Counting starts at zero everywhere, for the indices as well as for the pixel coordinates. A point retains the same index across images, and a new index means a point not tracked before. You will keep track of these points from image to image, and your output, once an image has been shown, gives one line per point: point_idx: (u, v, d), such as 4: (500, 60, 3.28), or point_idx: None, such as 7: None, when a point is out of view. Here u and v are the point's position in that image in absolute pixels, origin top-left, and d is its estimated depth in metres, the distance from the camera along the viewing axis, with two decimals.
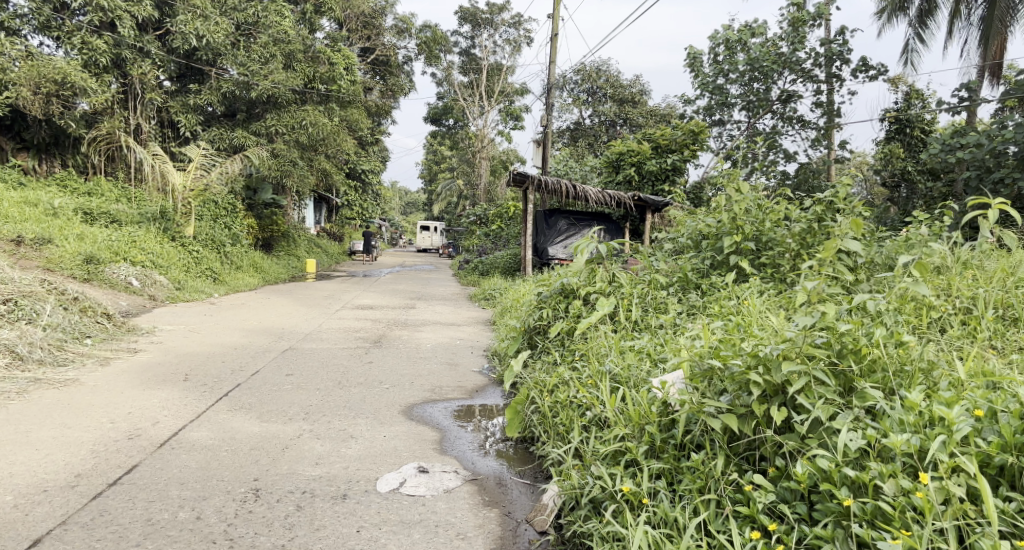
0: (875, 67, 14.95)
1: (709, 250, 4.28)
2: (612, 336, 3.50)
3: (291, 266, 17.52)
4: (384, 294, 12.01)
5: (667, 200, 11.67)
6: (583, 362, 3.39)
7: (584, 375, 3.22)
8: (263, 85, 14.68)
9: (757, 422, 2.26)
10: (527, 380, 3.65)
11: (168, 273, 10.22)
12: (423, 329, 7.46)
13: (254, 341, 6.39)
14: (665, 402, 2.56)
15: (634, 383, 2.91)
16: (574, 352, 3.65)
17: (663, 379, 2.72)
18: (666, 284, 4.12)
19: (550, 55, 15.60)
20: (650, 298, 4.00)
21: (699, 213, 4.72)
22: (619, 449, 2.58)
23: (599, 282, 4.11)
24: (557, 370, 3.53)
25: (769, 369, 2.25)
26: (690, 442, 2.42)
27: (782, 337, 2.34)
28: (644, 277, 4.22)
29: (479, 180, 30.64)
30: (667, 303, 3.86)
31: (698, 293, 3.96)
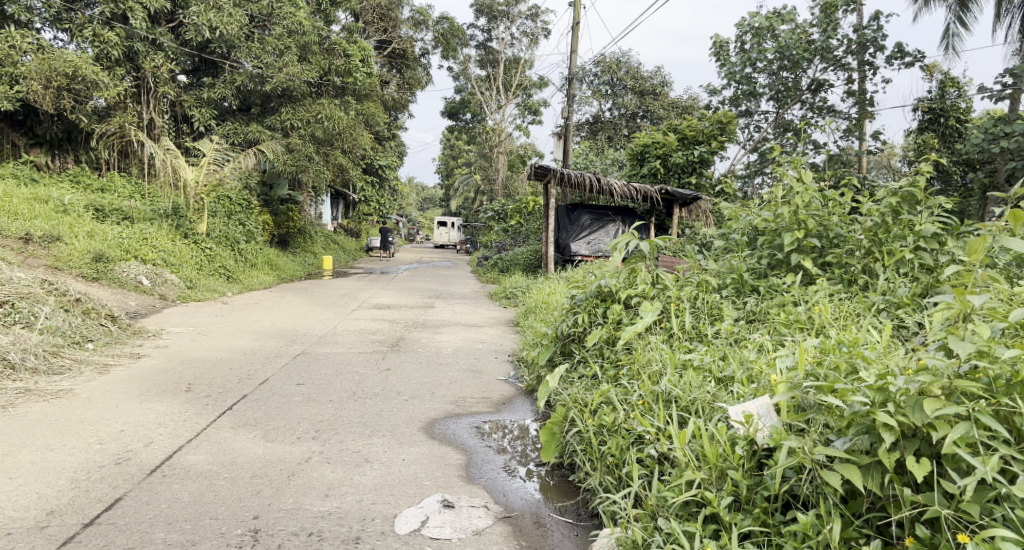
0: (912, 54, 14.22)
1: (766, 246, 3.81)
2: (665, 349, 3.06)
3: (307, 263, 17.29)
4: (402, 291, 11.67)
5: (695, 193, 11.13)
6: (631, 380, 2.97)
7: (636, 395, 2.80)
8: (277, 78, 14.39)
9: (886, 475, 1.87)
10: (563, 397, 3.22)
11: (180, 271, 9.97)
12: (442, 331, 7.06)
13: (265, 345, 6.05)
14: (751, 441, 2.16)
15: (701, 410, 2.49)
16: (618, 367, 3.21)
17: (743, 409, 2.30)
18: (719, 286, 3.66)
19: (571, 45, 15.11)
20: (701, 303, 3.55)
21: (753, 207, 4.22)
22: (692, 499, 2.16)
23: (642, 284, 3.66)
24: (599, 387, 3.10)
25: (902, 409, 1.86)
26: (789, 493, 2.03)
27: (919, 366, 1.94)
28: (691, 278, 3.75)
29: (496, 174, 30.25)
30: (723, 308, 3.42)
31: (756, 296, 3.50)
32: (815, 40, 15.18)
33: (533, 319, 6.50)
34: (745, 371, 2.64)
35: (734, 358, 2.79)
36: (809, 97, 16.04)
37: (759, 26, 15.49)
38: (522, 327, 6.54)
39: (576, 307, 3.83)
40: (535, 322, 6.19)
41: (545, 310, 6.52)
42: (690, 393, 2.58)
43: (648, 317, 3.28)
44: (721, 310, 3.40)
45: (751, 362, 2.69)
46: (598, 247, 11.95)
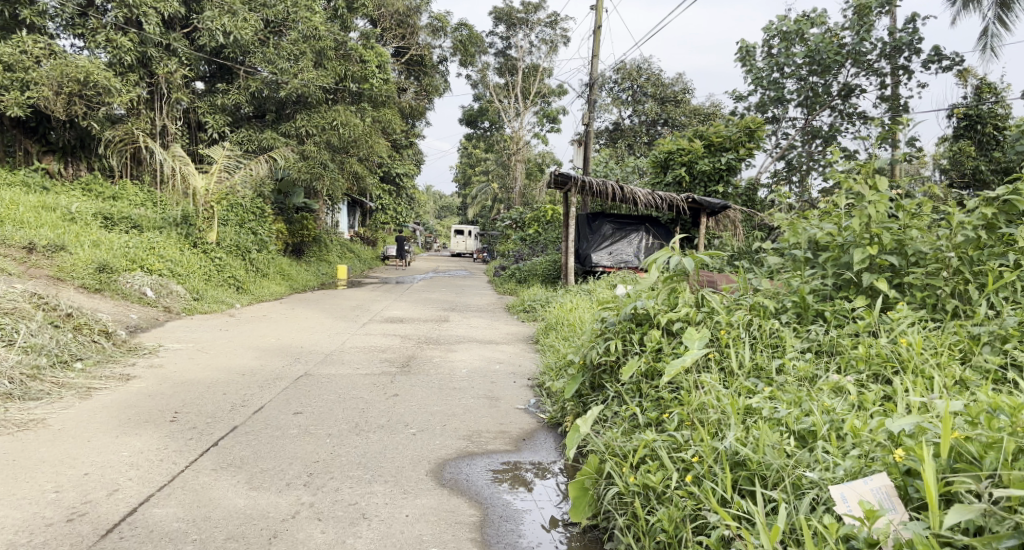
0: (950, 58, 13.50)
1: (827, 263, 3.31)
2: (723, 391, 2.59)
3: (321, 272, 17.02)
4: (416, 303, 11.26)
5: (724, 202, 10.56)
6: (682, 426, 2.51)
7: (690, 449, 2.34)
8: (292, 83, 14.15)
9: None
10: (596, 443, 2.76)
11: (187, 281, 9.69)
12: (457, 349, 6.58)
13: (268, 364, 5.65)
14: (876, 544, 1.75)
15: (787, 484, 2.04)
16: (662, 408, 2.74)
17: (856, 495, 1.86)
18: (776, 310, 3.18)
19: (592, 49, 14.67)
20: (757, 329, 3.06)
21: (811, 216, 3.69)
22: None
23: (684, 306, 3.15)
24: (639, 434, 2.64)
25: None
26: None
27: None
28: (741, 301, 3.26)
29: (514, 183, 29.89)
30: (785, 337, 2.94)
31: (821, 323, 3.02)
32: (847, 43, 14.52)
33: (555, 337, 6.00)
34: (829, 424, 2.21)
35: (811, 405, 2.33)
36: (839, 103, 15.42)
37: (787, 29, 14.89)
38: (543, 346, 6.04)
39: (607, 331, 3.35)
40: (558, 341, 5.68)
41: (569, 328, 6.03)
42: (763, 451, 2.13)
43: (694, 348, 2.82)
44: (782, 338, 2.94)
45: (840, 416, 2.23)
46: (620, 258, 11.34)
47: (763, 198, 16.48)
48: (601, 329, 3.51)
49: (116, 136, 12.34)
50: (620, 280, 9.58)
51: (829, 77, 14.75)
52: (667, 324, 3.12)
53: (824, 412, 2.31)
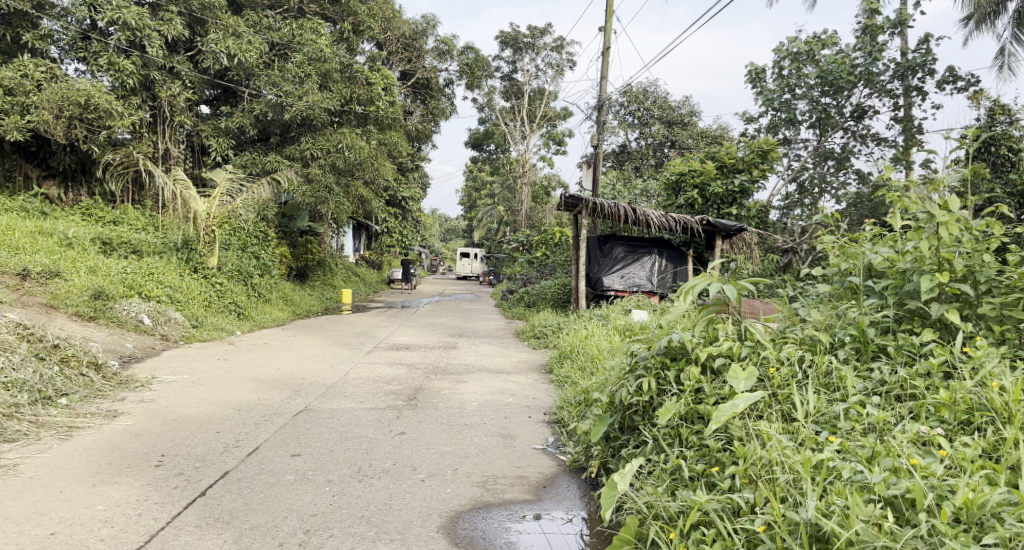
0: (966, 79, 13.25)
1: (884, 292, 3.00)
2: (790, 445, 2.31)
3: (325, 297, 16.77)
4: (422, 329, 10.93)
5: (741, 224, 10.23)
6: (742, 485, 2.23)
7: (759, 513, 2.07)
8: (296, 106, 14.06)
9: None
10: (640, 504, 2.45)
11: (186, 308, 9.47)
12: (466, 379, 6.22)
13: (267, 397, 5.32)
14: None
15: None
16: (712, 461, 2.43)
17: None
18: (833, 345, 2.88)
19: (600, 71, 14.52)
20: (813, 367, 2.76)
21: (865, 238, 3.34)
22: None
23: (726, 341, 2.80)
24: (688, 493, 2.33)
25: None
26: None
27: None
28: (787, 334, 2.96)
29: (520, 206, 29.73)
30: (846, 376, 2.66)
31: (885, 362, 2.75)
32: (860, 65, 14.26)
33: (572, 369, 5.63)
34: (931, 493, 1.97)
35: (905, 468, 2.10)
36: (852, 124, 15.17)
37: (798, 50, 14.72)
38: (558, 378, 5.67)
39: (636, 365, 3.02)
40: (575, 374, 5.31)
41: (587, 359, 5.66)
42: (857, 525, 1.87)
43: (741, 389, 2.52)
44: (841, 377, 2.68)
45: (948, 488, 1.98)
46: (633, 282, 11.04)
47: (775, 219, 16.18)
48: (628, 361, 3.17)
49: (117, 158, 12.21)
50: (634, 305, 9.22)
51: (842, 98, 14.50)
52: (706, 359, 2.78)
53: (920, 476, 2.07)
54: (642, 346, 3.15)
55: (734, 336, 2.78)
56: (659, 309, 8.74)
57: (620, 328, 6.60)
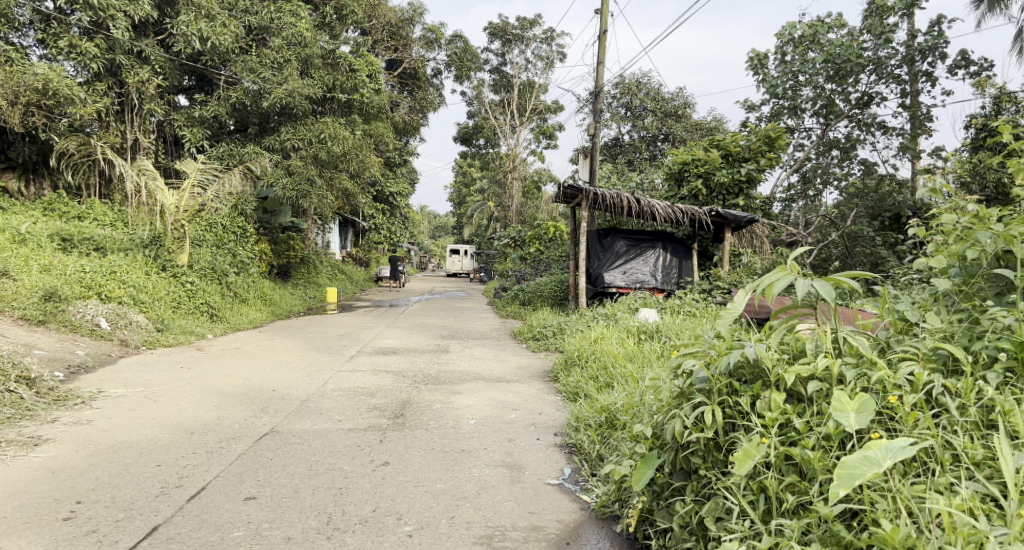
0: (979, 62, 12.46)
1: None
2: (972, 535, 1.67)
3: (308, 296, 15.97)
4: (411, 329, 10.19)
5: (752, 214, 9.51)
6: None
7: None
8: (275, 92, 13.31)
9: None
10: None
11: (150, 310, 8.72)
12: (461, 389, 5.44)
13: (229, 416, 4.55)
14: None
15: None
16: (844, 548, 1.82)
17: None
18: (976, 368, 2.18)
19: (597, 56, 13.80)
20: (958, 399, 2.06)
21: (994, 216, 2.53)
22: None
23: (825, 359, 2.09)
24: None
25: None
26: None
27: None
28: (898, 350, 2.31)
29: (510, 201, 29.00)
30: (1017, 416, 1.96)
31: None
32: (868, 48, 13.40)
33: (585, 380, 4.89)
34: None
35: None
36: (858, 112, 14.46)
37: (801, 34, 13.94)
38: (567, 389, 4.93)
39: (693, 384, 2.32)
40: (590, 388, 4.56)
41: (601, 369, 4.92)
42: None
43: (856, 427, 1.89)
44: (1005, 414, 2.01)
45: None
46: (635, 278, 10.28)
47: (779, 212, 15.55)
48: (675, 379, 2.47)
49: (74, 148, 11.28)
50: (640, 304, 8.51)
51: (847, 84, 13.78)
52: (793, 382, 2.13)
53: None
54: (695, 359, 2.43)
55: (831, 348, 2.11)
56: (668, 308, 8.04)
57: (635, 329, 5.86)
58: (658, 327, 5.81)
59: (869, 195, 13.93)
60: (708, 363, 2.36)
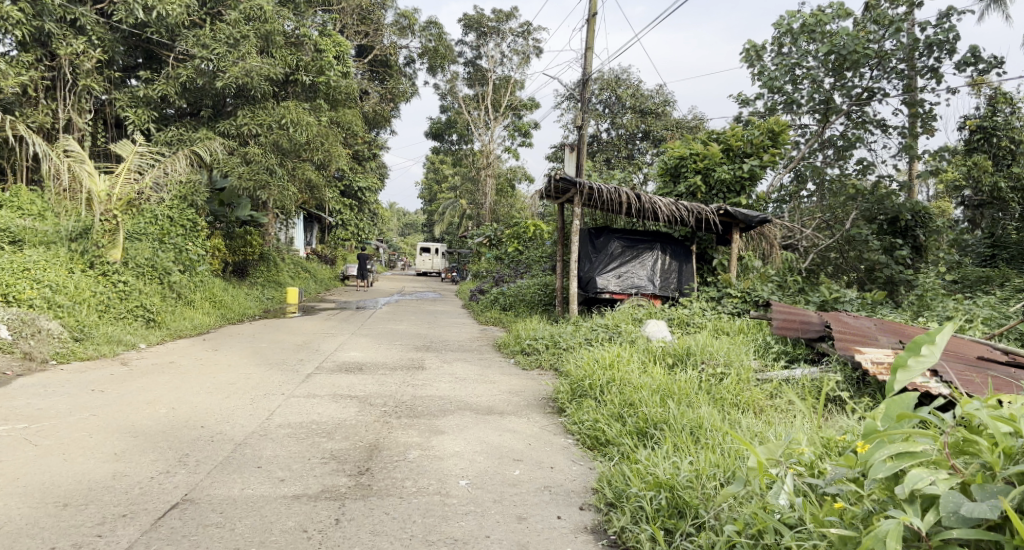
0: (989, 59, 11.73)
1: None
2: None
3: (266, 297, 14.61)
4: (379, 338, 8.98)
5: (765, 213, 8.56)
6: None
7: None
8: (230, 71, 11.97)
9: None
10: None
11: (69, 316, 7.37)
12: (444, 427, 4.29)
13: (131, 469, 3.35)
14: None
15: None
16: None
17: None
18: None
19: (585, 42, 12.78)
20: None
21: None
22: None
23: None
24: None
25: None
26: None
27: None
28: None
29: (483, 199, 27.88)
30: None
31: None
32: (875, 40, 12.58)
33: (607, 421, 3.80)
34: None
35: None
36: (857, 110, 13.69)
37: (803, 24, 13.07)
38: (584, 434, 3.83)
39: (950, 521, 1.69)
40: (620, 438, 3.48)
41: (628, 406, 3.85)
42: None
43: None
44: None
45: None
46: (631, 282, 9.23)
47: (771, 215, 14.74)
48: (898, 498, 1.88)
49: None
50: (643, 313, 7.47)
51: (849, 79, 12.99)
52: None
53: None
54: (930, 469, 1.86)
55: None
56: (677, 319, 7.02)
57: (659, 350, 4.78)
58: (685, 345, 4.75)
59: (867, 198, 13.26)
60: (966, 487, 1.76)
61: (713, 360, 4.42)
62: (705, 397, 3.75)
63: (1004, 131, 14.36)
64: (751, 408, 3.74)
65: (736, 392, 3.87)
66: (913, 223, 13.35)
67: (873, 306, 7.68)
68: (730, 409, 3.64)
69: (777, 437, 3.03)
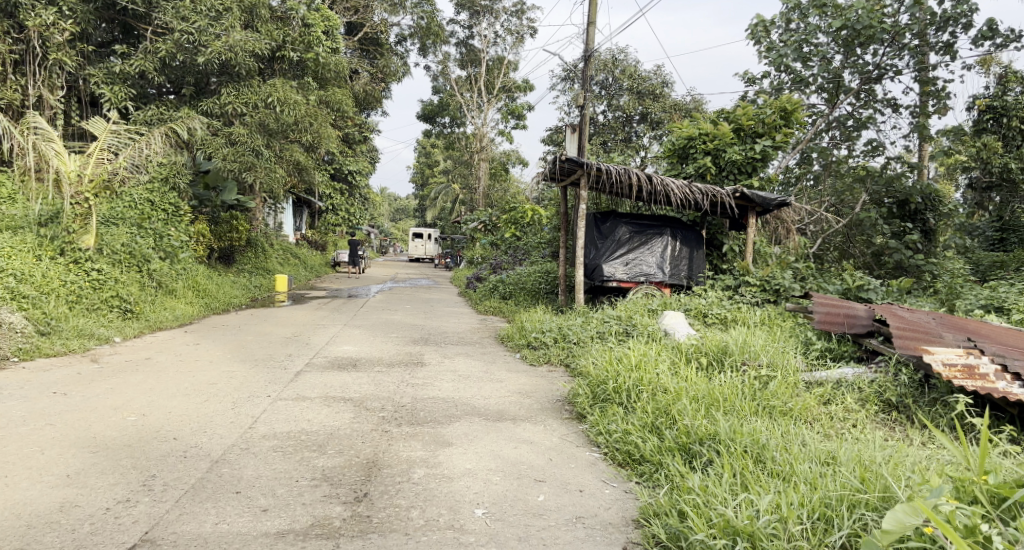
0: (1006, 34, 10.96)
1: None
2: None
3: (253, 285, 14.02)
4: (374, 329, 8.47)
5: (784, 196, 8.16)
6: None
7: None
8: (213, 46, 11.26)
9: None
10: None
11: (35, 307, 6.81)
12: (451, 438, 3.80)
13: (83, 498, 2.83)
14: None
15: None
16: None
17: None
18: None
19: (587, 16, 12.17)
20: None
21: None
22: None
23: None
24: None
25: None
26: None
27: None
28: None
29: (477, 183, 27.23)
30: None
31: None
32: (890, 14, 11.97)
33: (640, 433, 3.31)
34: None
35: None
36: (867, 89, 13.06)
37: None
38: (614, 448, 3.35)
39: None
40: (662, 458, 3.00)
41: (664, 416, 3.36)
42: None
43: None
44: None
45: None
46: (639, 270, 8.72)
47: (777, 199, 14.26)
48: None
49: None
50: (657, 303, 6.98)
51: (861, 55, 12.40)
52: None
53: None
54: None
55: None
56: (693, 310, 6.56)
57: (689, 347, 4.26)
58: (718, 340, 4.24)
59: (875, 179, 12.79)
60: None
61: (754, 360, 3.91)
62: (752, 404, 3.26)
63: (1012, 111, 13.74)
64: (803, 416, 3.26)
65: (784, 397, 3.38)
66: (922, 206, 12.77)
67: (899, 294, 7.18)
68: (782, 418, 3.16)
69: (856, 461, 2.56)
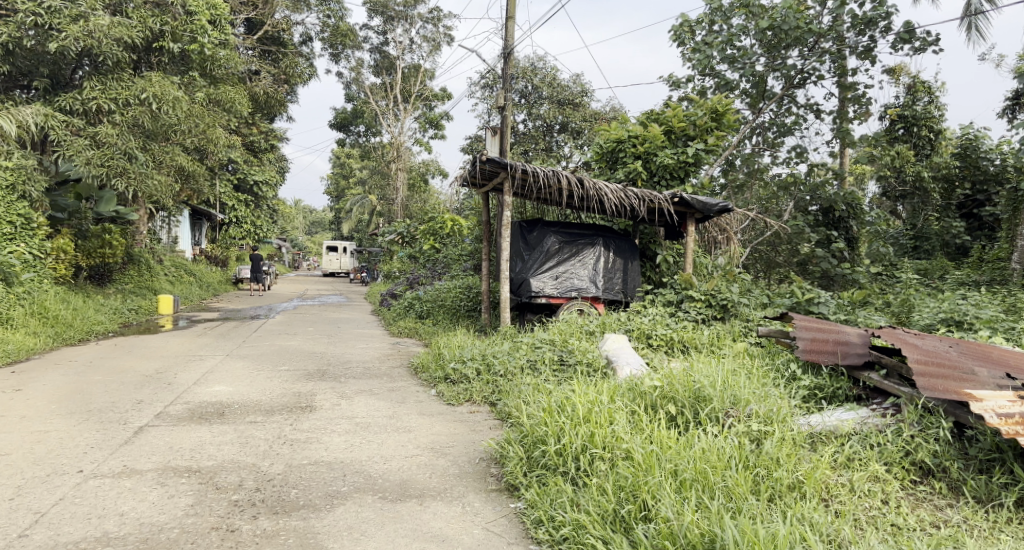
0: (924, 37, 10.92)
1: None
2: None
3: (129, 307, 12.07)
4: (261, 361, 7.05)
5: (725, 202, 7.48)
6: None
7: None
8: (68, 30, 9.48)
9: None
10: None
11: None
12: (329, 538, 2.64)
13: None
14: None
15: None
16: None
17: None
18: None
19: (506, 10, 11.26)
20: None
21: None
22: None
23: None
24: None
25: None
26: None
27: None
28: None
29: (394, 194, 25.77)
30: None
31: None
32: (814, 17, 11.74)
33: (601, 530, 2.33)
34: None
35: None
36: (789, 95, 12.87)
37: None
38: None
39: None
40: None
41: (633, 500, 2.39)
42: None
43: None
44: None
45: None
46: (570, 284, 7.82)
47: None
48: None
49: None
50: (595, 323, 6.04)
51: (786, 57, 12.11)
52: None
53: None
54: None
55: None
56: (636, 332, 5.66)
57: (651, 389, 3.28)
58: (686, 377, 3.30)
59: (800, 186, 12.57)
60: None
61: (739, 409, 2.99)
62: (751, 482, 2.36)
63: (922, 121, 13.94)
64: (818, 494, 2.39)
65: (788, 463, 2.52)
66: (846, 214, 12.67)
67: (849, 307, 6.60)
68: (794, 501, 2.31)
69: None
